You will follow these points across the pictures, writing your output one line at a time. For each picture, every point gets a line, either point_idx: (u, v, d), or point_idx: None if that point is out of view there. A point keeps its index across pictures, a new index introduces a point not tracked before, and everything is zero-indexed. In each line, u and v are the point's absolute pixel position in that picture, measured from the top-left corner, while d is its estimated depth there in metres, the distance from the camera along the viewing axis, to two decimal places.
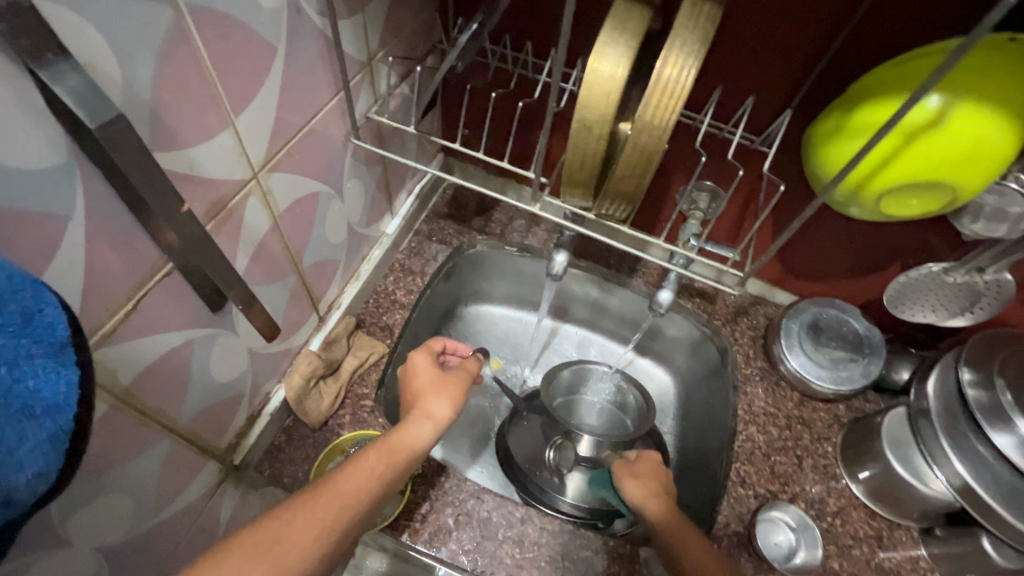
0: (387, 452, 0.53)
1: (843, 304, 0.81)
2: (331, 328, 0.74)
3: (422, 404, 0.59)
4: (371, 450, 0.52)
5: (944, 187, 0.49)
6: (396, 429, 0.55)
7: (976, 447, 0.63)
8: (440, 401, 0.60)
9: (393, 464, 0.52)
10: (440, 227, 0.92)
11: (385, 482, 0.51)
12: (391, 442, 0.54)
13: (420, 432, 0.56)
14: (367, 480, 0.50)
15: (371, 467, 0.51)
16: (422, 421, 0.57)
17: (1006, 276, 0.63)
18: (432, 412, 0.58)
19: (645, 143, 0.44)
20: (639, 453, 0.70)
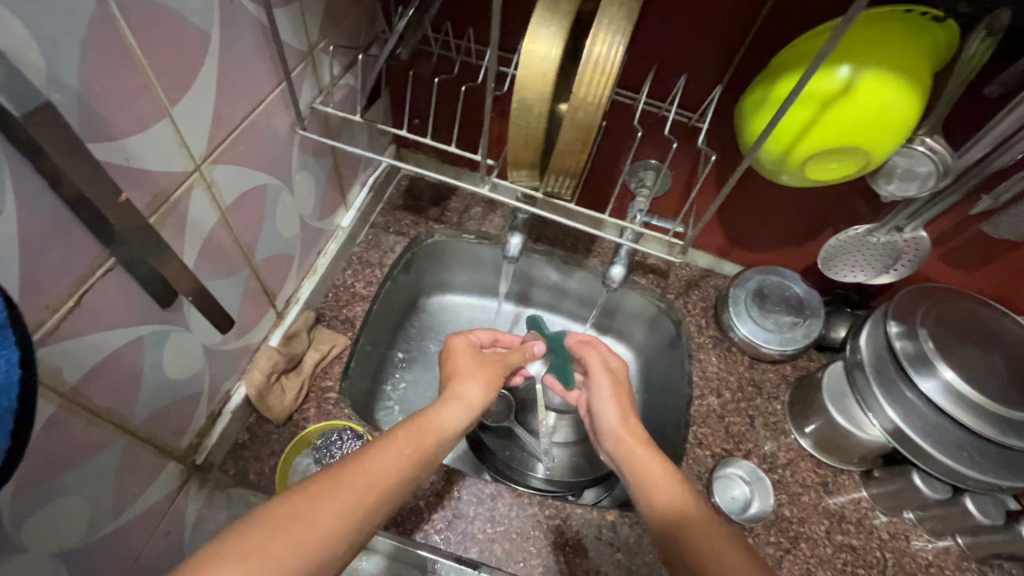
0: (421, 431, 0.55)
1: (784, 271, 0.86)
2: (290, 323, 0.74)
3: (457, 388, 0.62)
4: (402, 430, 0.54)
5: (859, 152, 0.54)
6: (429, 410, 0.58)
7: (905, 393, 0.69)
8: (472, 384, 0.63)
9: (424, 444, 0.54)
10: (396, 218, 0.92)
11: (415, 460, 0.52)
12: (424, 423, 0.56)
13: (453, 415, 0.59)
14: (401, 457, 0.51)
15: (403, 446, 0.52)
16: (456, 405, 0.60)
17: (922, 234, 0.68)
18: (467, 397, 0.61)
19: (582, 119, 0.46)
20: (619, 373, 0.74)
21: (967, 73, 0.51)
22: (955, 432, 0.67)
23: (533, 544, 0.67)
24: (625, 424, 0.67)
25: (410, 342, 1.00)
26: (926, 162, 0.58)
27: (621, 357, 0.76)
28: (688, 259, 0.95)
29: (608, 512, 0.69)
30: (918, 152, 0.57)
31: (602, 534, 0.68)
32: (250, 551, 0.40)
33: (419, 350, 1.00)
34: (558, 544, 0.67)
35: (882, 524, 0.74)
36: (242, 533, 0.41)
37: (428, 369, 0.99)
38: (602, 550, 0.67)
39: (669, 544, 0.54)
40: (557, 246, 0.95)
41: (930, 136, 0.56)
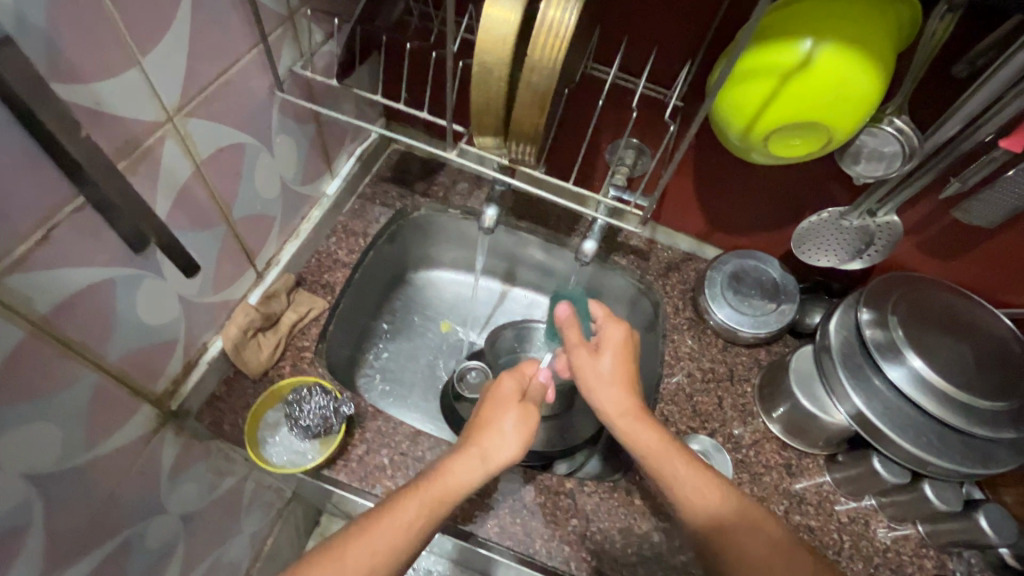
0: (430, 499, 0.55)
1: (763, 255, 0.86)
2: (270, 284, 0.77)
3: (479, 442, 0.60)
4: (406, 499, 0.55)
5: (820, 129, 0.54)
6: (440, 474, 0.57)
7: (874, 382, 0.69)
8: (502, 443, 0.60)
9: (431, 515, 0.55)
10: (383, 190, 0.94)
11: (423, 530, 0.54)
12: (432, 493, 0.55)
13: (469, 474, 0.58)
14: (404, 531, 0.53)
15: (406, 517, 0.53)
16: (474, 462, 0.58)
17: (895, 219, 0.67)
18: (487, 453, 0.59)
19: (538, 83, 0.48)
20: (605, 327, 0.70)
21: (931, 50, 0.51)
22: (918, 418, 0.68)
23: (492, 506, 0.69)
24: (618, 405, 0.65)
25: (395, 315, 1.02)
26: (893, 142, 0.58)
27: (619, 320, 0.69)
28: (669, 242, 0.95)
29: (567, 480, 0.71)
30: (886, 133, 0.58)
31: (561, 501, 0.69)
32: None
33: (404, 322, 1.02)
34: (516, 507, 0.69)
35: (843, 507, 0.75)
36: None
37: (411, 342, 1.02)
38: (559, 515, 0.68)
39: (702, 540, 0.58)
40: (540, 225, 0.96)
41: (898, 117, 0.57)
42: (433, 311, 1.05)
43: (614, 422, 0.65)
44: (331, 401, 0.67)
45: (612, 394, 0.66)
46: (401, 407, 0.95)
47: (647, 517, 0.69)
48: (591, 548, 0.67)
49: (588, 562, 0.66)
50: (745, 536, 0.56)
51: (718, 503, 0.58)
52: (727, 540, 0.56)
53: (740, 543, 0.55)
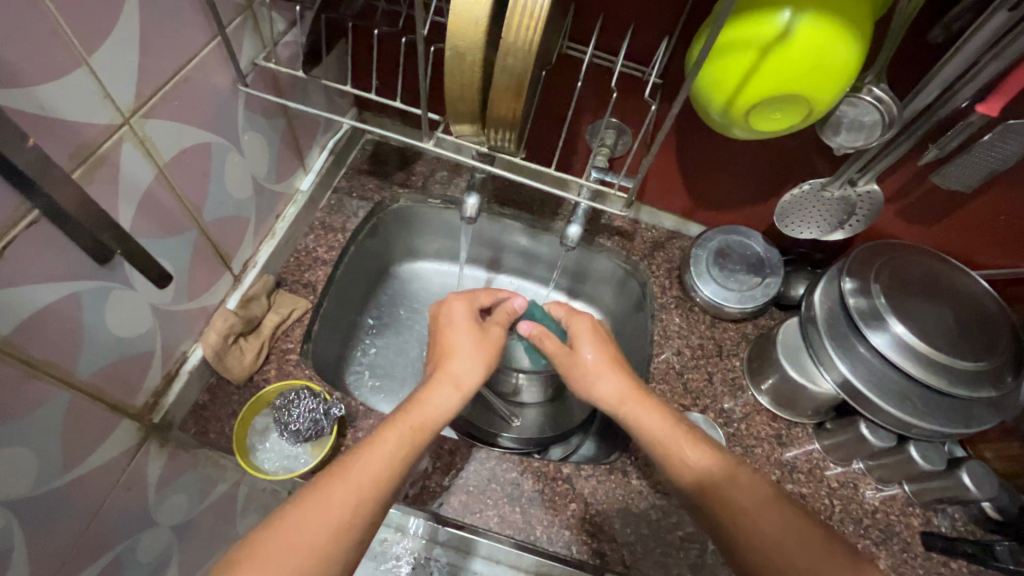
0: (410, 429, 0.56)
1: (746, 230, 0.86)
2: (248, 286, 0.74)
3: (449, 367, 0.63)
4: (387, 431, 0.54)
5: (801, 101, 0.53)
6: (416, 401, 0.58)
7: (859, 349, 0.70)
8: (469, 362, 0.64)
9: (413, 442, 0.55)
10: (360, 182, 0.92)
11: (405, 460, 0.53)
12: (411, 422, 0.56)
13: (445, 400, 0.60)
14: (386, 461, 0.52)
15: (389, 446, 0.53)
16: (447, 388, 0.61)
17: (875, 188, 0.68)
18: (458, 377, 0.63)
19: (512, 66, 0.46)
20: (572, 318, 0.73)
21: (907, 16, 0.50)
22: (903, 383, 0.69)
23: (490, 497, 0.69)
24: (620, 390, 0.65)
25: (381, 309, 1.01)
26: (872, 111, 0.58)
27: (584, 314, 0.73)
28: (653, 221, 0.95)
29: (564, 466, 0.71)
30: (865, 102, 0.57)
31: (558, 487, 0.69)
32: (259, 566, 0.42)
33: (390, 316, 1.01)
34: (515, 496, 0.69)
35: (832, 473, 0.77)
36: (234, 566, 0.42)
37: (399, 335, 1.00)
38: (557, 502, 0.69)
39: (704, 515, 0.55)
40: (523, 210, 0.95)
41: (877, 85, 0.56)
42: (419, 303, 1.03)
43: (620, 405, 0.64)
44: (320, 403, 0.66)
45: (613, 385, 0.65)
46: (393, 402, 0.94)
47: (644, 497, 0.70)
48: (590, 530, 0.67)
49: (587, 545, 0.66)
50: (738, 493, 0.53)
51: (723, 469, 0.56)
52: (732, 509, 0.53)
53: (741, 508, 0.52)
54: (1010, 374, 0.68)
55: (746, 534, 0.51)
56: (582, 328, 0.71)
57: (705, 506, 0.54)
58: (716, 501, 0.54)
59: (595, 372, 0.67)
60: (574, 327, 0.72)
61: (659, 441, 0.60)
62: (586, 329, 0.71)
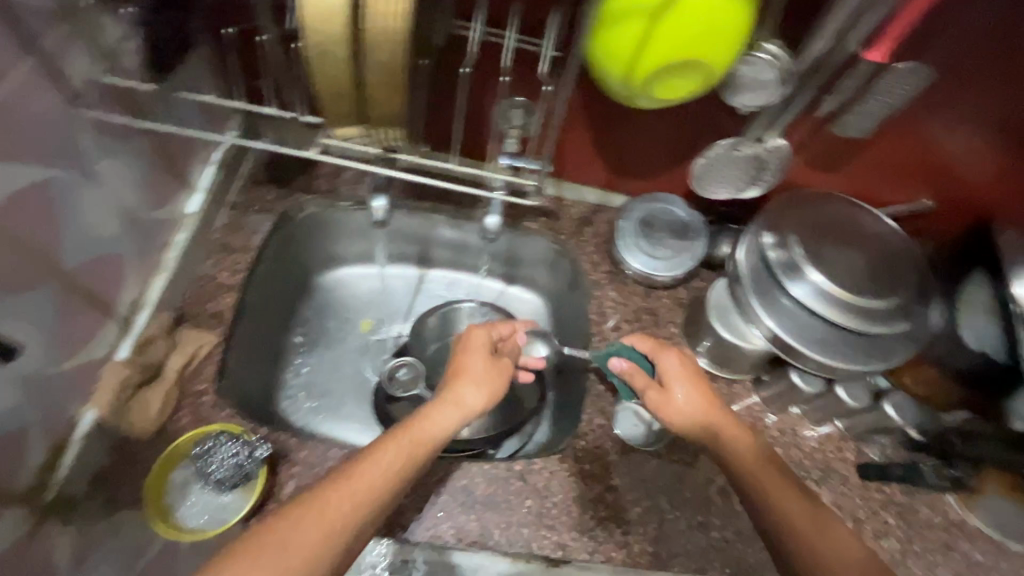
0: (413, 443, 0.56)
1: (666, 196, 0.86)
2: (142, 329, 0.67)
3: (457, 391, 0.64)
4: (390, 443, 0.55)
5: (696, 66, 0.52)
6: (421, 416, 0.59)
7: (783, 303, 0.72)
8: (471, 388, 0.65)
9: (416, 454, 0.56)
10: (259, 194, 0.84)
11: (404, 472, 0.54)
12: (414, 433, 0.57)
13: (448, 419, 0.61)
14: (387, 472, 0.53)
15: (392, 459, 0.54)
16: (452, 409, 0.62)
17: (780, 142, 0.68)
18: (462, 399, 0.64)
19: (383, 60, 0.42)
20: (664, 358, 0.69)
21: None
22: (825, 328, 0.71)
23: (443, 509, 0.66)
24: (708, 422, 0.63)
25: (308, 325, 0.94)
26: (769, 68, 0.57)
27: (673, 350, 0.69)
28: (577, 197, 0.92)
29: (515, 463, 0.69)
30: (760, 59, 0.57)
31: (511, 485, 0.68)
32: None
33: (319, 330, 0.95)
34: (469, 504, 0.67)
35: (772, 423, 0.79)
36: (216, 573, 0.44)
37: (330, 350, 0.94)
38: (512, 501, 0.67)
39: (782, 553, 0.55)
40: (442, 204, 0.91)
41: (769, 42, 0.57)
42: (349, 312, 0.97)
43: (706, 435, 0.63)
44: (242, 446, 0.60)
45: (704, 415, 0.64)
46: (335, 421, 0.88)
47: (597, 480, 0.70)
48: (549, 524, 0.66)
49: (548, 539, 0.66)
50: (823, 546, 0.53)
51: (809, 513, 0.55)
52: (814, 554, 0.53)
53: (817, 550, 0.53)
54: (918, 305, 0.72)
55: (798, 538, 0.54)
56: (678, 368, 0.68)
57: (776, 525, 0.56)
58: (761, 485, 0.58)
59: (682, 411, 0.65)
60: (667, 364, 0.68)
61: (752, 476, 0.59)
62: (678, 363, 0.68)
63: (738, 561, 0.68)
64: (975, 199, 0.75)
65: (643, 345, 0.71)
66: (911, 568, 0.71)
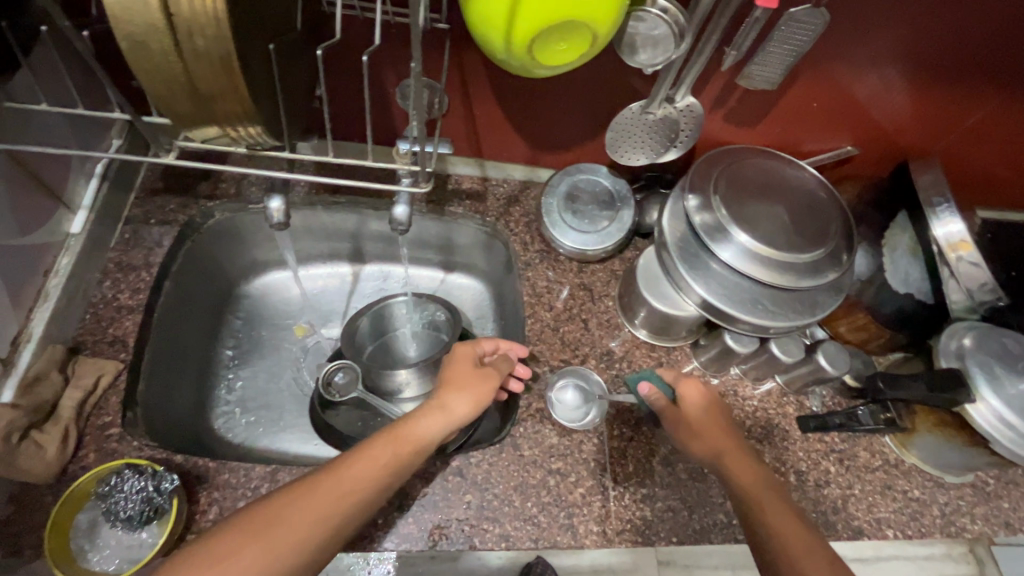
0: (401, 444, 0.56)
1: (590, 166, 0.83)
2: (29, 366, 0.63)
3: (444, 398, 0.63)
4: (378, 440, 0.55)
5: (579, 27, 0.49)
6: (411, 419, 0.59)
7: (709, 265, 0.71)
8: (461, 394, 0.64)
9: (403, 452, 0.56)
10: (158, 205, 0.78)
11: (392, 469, 0.54)
12: (403, 433, 0.57)
13: (434, 424, 0.60)
14: (375, 469, 0.53)
15: (379, 457, 0.54)
16: (438, 413, 0.61)
17: (692, 100, 0.66)
18: (451, 405, 0.62)
19: (207, 49, 0.38)
20: (683, 386, 0.68)
21: None
22: (752, 288, 0.71)
23: (380, 516, 0.64)
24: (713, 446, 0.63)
25: (238, 336, 0.89)
26: (660, 24, 0.54)
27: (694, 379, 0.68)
28: (503, 175, 0.89)
29: (452, 459, 0.67)
30: (652, 15, 0.54)
31: (449, 482, 0.66)
32: (217, 559, 0.44)
33: (251, 341, 0.90)
34: (406, 507, 0.64)
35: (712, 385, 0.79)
36: (213, 542, 0.46)
37: (265, 359, 0.89)
38: (451, 498, 0.66)
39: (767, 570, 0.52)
40: (361, 195, 0.86)
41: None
42: (283, 318, 0.93)
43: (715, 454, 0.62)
44: (148, 480, 0.56)
45: (712, 438, 0.63)
46: (274, 432, 0.84)
47: (539, 466, 0.69)
48: (490, 517, 0.65)
49: (490, 532, 0.64)
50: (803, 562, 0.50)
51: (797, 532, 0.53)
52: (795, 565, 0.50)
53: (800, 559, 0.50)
54: (844, 253, 0.72)
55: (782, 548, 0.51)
56: (697, 398, 0.67)
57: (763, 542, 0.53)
58: (753, 500, 0.56)
59: (694, 431, 0.64)
60: (688, 392, 0.67)
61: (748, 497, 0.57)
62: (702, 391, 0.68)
63: (683, 529, 0.68)
64: (891, 138, 0.78)
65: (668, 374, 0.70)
66: (852, 513, 0.72)
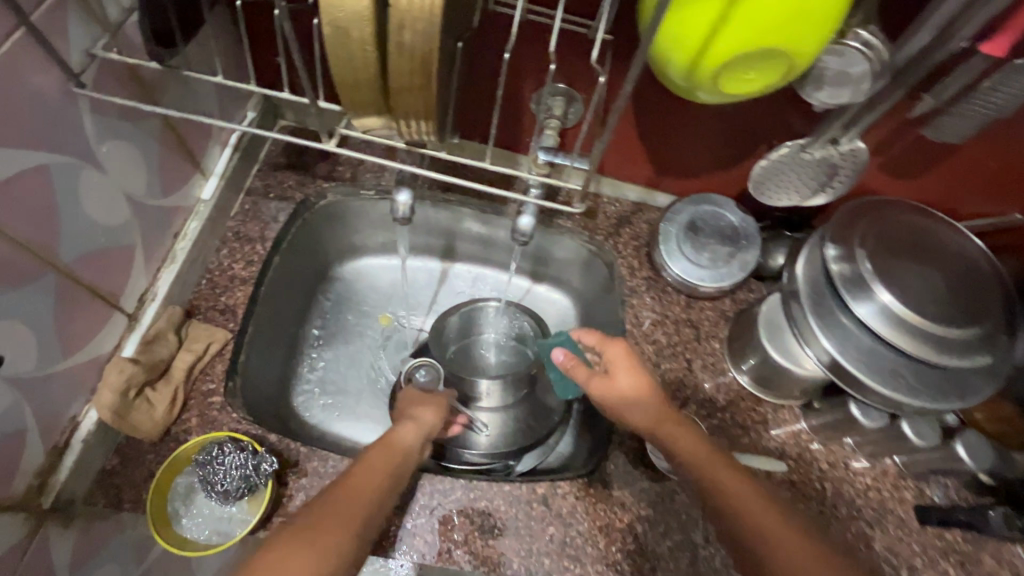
0: (389, 450, 0.57)
1: (717, 198, 0.78)
2: (150, 324, 0.64)
3: (409, 415, 0.66)
4: (370, 451, 0.56)
5: (777, 55, 0.44)
6: (387, 432, 0.61)
7: (841, 320, 0.64)
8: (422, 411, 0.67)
9: (395, 457, 0.57)
10: (277, 180, 0.79)
11: (393, 472, 0.55)
12: (385, 442, 0.58)
13: (410, 433, 0.62)
14: (381, 471, 0.54)
15: (380, 461, 0.55)
16: (412, 425, 0.63)
17: (859, 144, 0.59)
18: (420, 419, 0.65)
19: (411, 44, 0.36)
20: (603, 351, 0.66)
21: None
22: (890, 357, 0.63)
23: (458, 532, 0.62)
24: (648, 414, 0.61)
25: (326, 317, 0.88)
26: (860, 60, 0.49)
27: (615, 339, 0.66)
28: (617, 194, 0.85)
29: (538, 486, 0.64)
30: (850, 49, 0.49)
31: (533, 510, 0.63)
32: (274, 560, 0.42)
33: (337, 324, 0.88)
34: (487, 528, 0.62)
35: (822, 454, 0.72)
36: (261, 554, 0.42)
37: (349, 344, 0.88)
38: (534, 527, 0.63)
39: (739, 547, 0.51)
40: (471, 195, 0.84)
41: (864, 28, 0.49)
42: (368, 304, 0.90)
43: (653, 423, 0.60)
44: (250, 458, 0.57)
45: (640, 408, 0.62)
46: (349, 420, 0.82)
47: (627, 509, 0.65)
48: (572, 555, 0.62)
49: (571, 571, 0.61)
50: (774, 538, 0.49)
51: (747, 499, 0.52)
52: (760, 535, 0.50)
53: (774, 536, 0.49)
54: (1003, 334, 0.64)
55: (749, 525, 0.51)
56: (623, 361, 0.64)
57: (719, 512, 0.53)
58: (698, 465, 0.56)
59: (623, 400, 0.63)
60: (612, 357, 0.65)
61: (700, 464, 0.56)
62: (625, 355, 0.65)
63: None
64: None
65: (587, 339, 0.67)
66: None
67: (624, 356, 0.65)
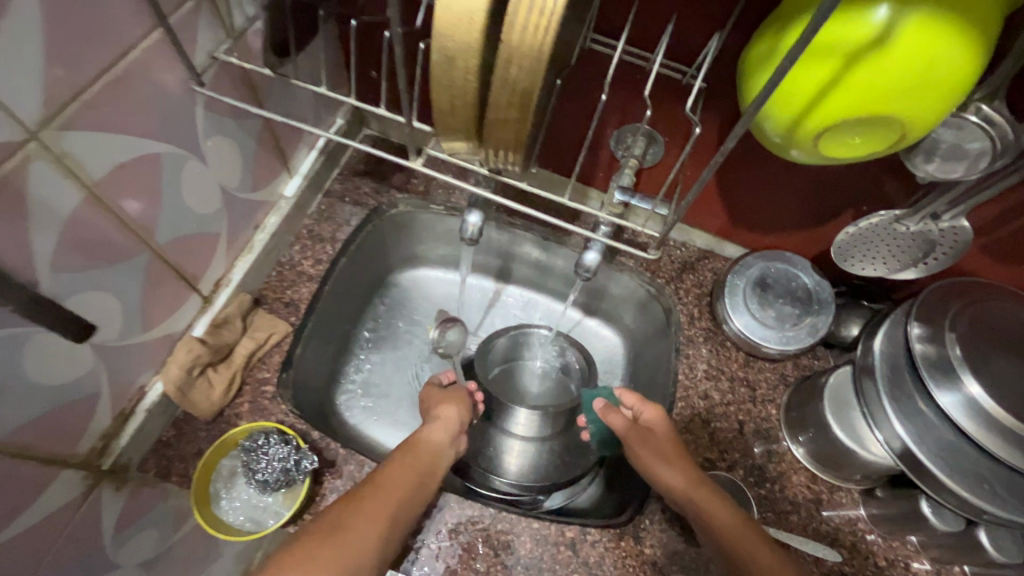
0: (415, 454, 0.59)
1: (792, 258, 0.75)
2: (221, 308, 0.67)
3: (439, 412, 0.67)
4: (397, 455, 0.59)
5: (889, 123, 0.42)
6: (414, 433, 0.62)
7: (918, 406, 0.58)
8: (450, 407, 0.68)
9: (420, 462, 0.59)
10: (354, 185, 0.82)
11: (419, 476, 0.57)
12: (410, 446, 0.60)
13: (437, 432, 0.63)
14: (409, 475, 0.56)
15: (410, 467, 0.57)
16: (439, 424, 0.64)
17: (963, 223, 0.56)
18: (448, 416, 0.66)
19: (515, 79, 0.37)
20: (642, 407, 0.67)
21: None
22: (971, 455, 0.57)
23: (480, 562, 0.61)
24: (686, 476, 0.59)
25: (378, 321, 0.90)
26: (979, 136, 0.47)
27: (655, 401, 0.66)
28: (684, 239, 0.83)
29: (567, 529, 0.62)
30: (969, 123, 0.47)
31: (559, 554, 0.61)
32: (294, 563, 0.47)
33: (388, 329, 0.90)
34: (511, 563, 0.61)
35: (879, 548, 0.66)
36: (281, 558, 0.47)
37: (397, 350, 0.88)
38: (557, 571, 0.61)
39: None
40: (537, 222, 0.84)
41: (988, 104, 0.46)
42: (420, 314, 0.91)
43: (683, 496, 0.58)
44: (292, 452, 0.58)
45: (676, 470, 0.59)
46: (385, 426, 0.82)
47: (657, 570, 0.61)
48: None
49: None
50: None
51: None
52: None
53: None
54: None
55: None
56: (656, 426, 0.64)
57: None
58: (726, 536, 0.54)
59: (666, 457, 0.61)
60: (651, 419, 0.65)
61: (728, 542, 0.54)
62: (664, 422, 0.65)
63: None
64: None
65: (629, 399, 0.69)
66: None
67: (661, 419, 0.65)
